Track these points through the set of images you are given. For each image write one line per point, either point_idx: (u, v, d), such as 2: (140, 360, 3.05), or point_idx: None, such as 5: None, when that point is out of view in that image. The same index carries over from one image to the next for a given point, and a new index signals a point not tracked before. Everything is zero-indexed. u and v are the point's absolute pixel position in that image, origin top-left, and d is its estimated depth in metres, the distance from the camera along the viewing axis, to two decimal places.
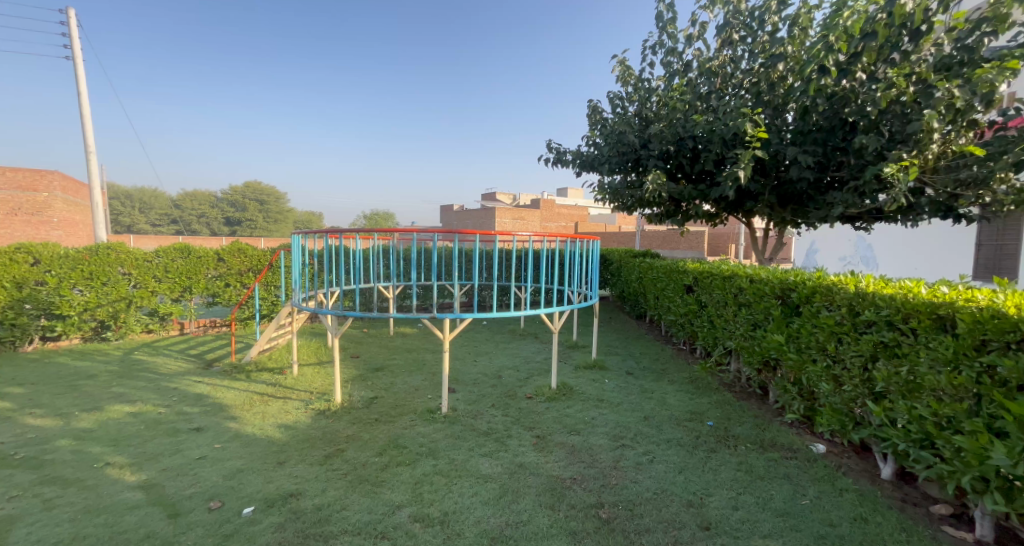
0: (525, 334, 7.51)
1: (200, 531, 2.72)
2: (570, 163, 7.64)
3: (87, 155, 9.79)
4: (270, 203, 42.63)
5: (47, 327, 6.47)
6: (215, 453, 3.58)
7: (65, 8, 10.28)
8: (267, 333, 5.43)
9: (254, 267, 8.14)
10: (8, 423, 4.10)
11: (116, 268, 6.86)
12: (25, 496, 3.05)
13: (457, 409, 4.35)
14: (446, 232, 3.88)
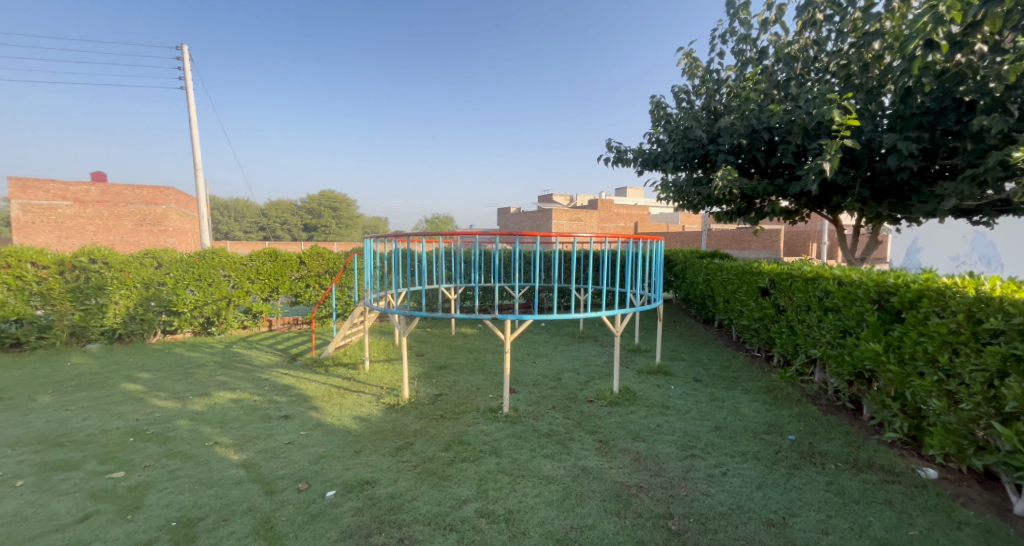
0: (587, 336, 7.41)
1: (291, 509, 3.00)
2: (632, 162, 7.42)
3: (196, 172, 11.20)
4: (342, 211, 46.26)
5: (168, 322, 7.53)
6: (301, 439, 3.93)
7: (179, 45, 11.78)
8: (342, 331, 5.85)
9: (331, 269, 8.81)
10: (140, 403, 4.81)
11: (217, 270, 7.79)
12: (156, 467, 3.55)
13: (518, 409, 4.40)
14: (506, 234, 3.91)
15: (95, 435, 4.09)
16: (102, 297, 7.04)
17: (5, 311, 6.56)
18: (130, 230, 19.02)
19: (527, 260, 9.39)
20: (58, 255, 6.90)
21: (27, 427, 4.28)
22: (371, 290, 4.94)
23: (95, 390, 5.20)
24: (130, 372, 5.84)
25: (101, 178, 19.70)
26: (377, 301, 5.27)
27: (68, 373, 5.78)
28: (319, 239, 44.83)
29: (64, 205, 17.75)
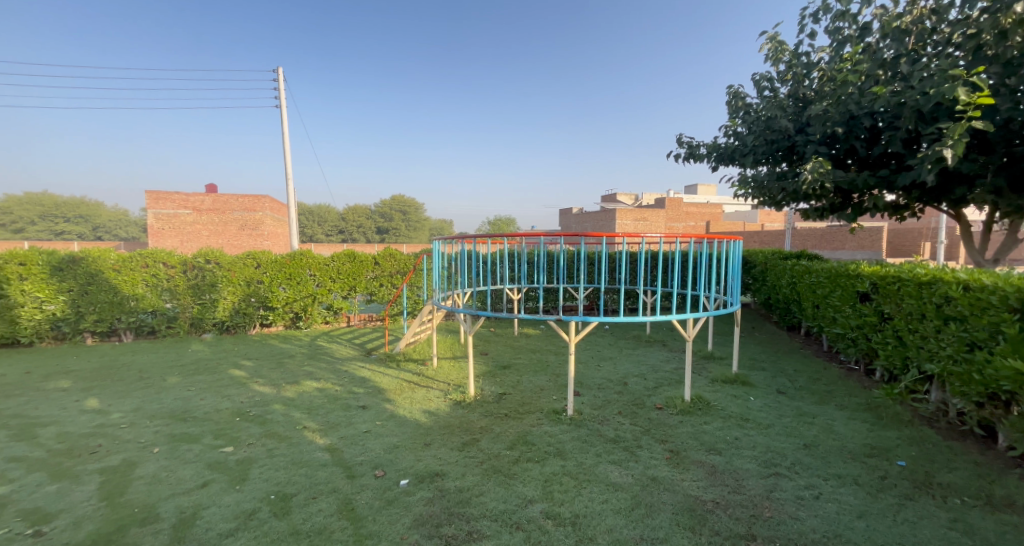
0: (654, 340, 7.11)
1: (370, 493, 3.20)
2: (706, 157, 6.98)
3: (287, 182, 12.38)
4: (411, 213, 48.44)
5: (265, 316, 8.39)
6: (377, 428, 4.19)
7: (275, 69, 13.14)
8: (412, 328, 6.13)
9: (402, 269, 9.29)
10: (244, 387, 5.43)
11: (305, 270, 8.57)
12: (256, 445, 3.98)
13: (583, 412, 4.34)
14: (571, 235, 3.84)
15: (209, 413, 4.67)
16: (214, 293, 8.04)
17: (144, 303, 7.72)
18: (233, 234, 21.27)
19: (594, 261, 9.27)
20: (181, 256, 7.99)
21: (158, 403, 5.01)
22: (439, 290, 5.17)
23: (208, 375, 5.94)
24: (236, 359, 6.60)
25: (214, 187, 22.37)
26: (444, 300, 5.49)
27: (190, 359, 6.67)
28: (400, 241, 47.33)
29: (185, 214, 20.46)
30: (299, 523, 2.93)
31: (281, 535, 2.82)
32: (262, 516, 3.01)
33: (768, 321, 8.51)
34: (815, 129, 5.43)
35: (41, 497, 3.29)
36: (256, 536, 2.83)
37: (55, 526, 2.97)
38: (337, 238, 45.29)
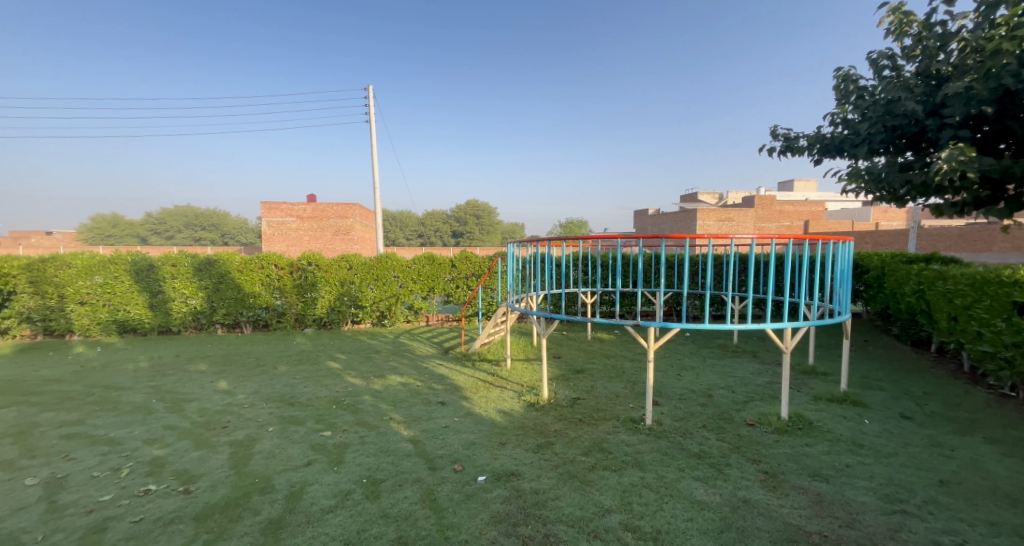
0: (743, 350, 6.63)
1: (450, 486, 3.31)
2: (807, 150, 6.38)
3: (375, 191, 13.26)
4: (487, 217, 49.08)
5: (355, 314, 9.03)
6: (455, 424, 4.32)
7: (367, 87, 14.19)
8: (488, 329, 6.26)
9: (477, 272, 9.42)
10: (338, 378, 5.88)
11: (389, 272, 9.09)
12: (350, 432, 4.28)
13: (663, 423, 4.15)
14: (650, 236, 3.59)
15: (311, 400, 5.12)
16: (314, 291, 8.81)
17: (261, 301, 8.61)
18: (329, 239, 23.12)
19: (675, 263, 8.87)
20: (290, 259, 8.82)
21: (272, 388, 5.58)
22: (513, 292, 5.23)
23: (310, 365, 6.51)
24: (331, 352, 7.18)
25: (314, 197, 24.54)
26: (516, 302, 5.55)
27: (295, 350, 7.36)
28: (476, 244, 48.17)
29: (291, 222, 22.74)
30: (388, 507, 3.09)
31: (373, 516, 3.00)
32: (356, 497, 3.22)
33: (884, 333, 7.55)
34: (954, 109, 4.78)
35: (188, 461, 3.82)
36: (351, 514, 3.03)
37: (198, 487, 3.42)
38: (417, 242, 47.52)
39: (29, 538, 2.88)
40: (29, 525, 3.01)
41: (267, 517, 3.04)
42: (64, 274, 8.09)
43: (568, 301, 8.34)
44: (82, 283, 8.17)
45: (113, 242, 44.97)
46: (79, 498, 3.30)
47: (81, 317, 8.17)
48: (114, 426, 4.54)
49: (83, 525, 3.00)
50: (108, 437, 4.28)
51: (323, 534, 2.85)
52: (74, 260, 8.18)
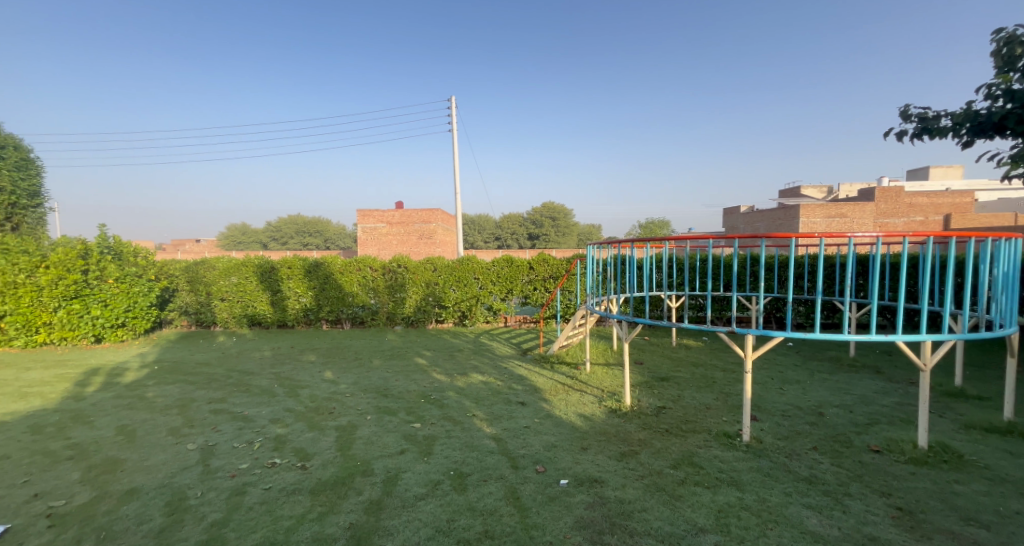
0: (858, 365, 5.94)
1: (532, 487, 3.30)
2: (954, 128, 5.51)
3: (456, 196, 13.77)
4: (562, 218, 48.73)
5: (438, 313, 9.42)
6: (536, 425, 4.32)
7: (450, 99, 14.87)
8: (565, 332, 6.16)
9: (555, 274, 9.31)
10: (425, 373, 6.15)
11: (470, 274, 9.34)
12: (437, 425, 4.44)
13: (763, 441, 3.83)
14: (750, 237, 3.28)
15: (402, 392, 5.39)
16: (403, 292, 9.34)
17: (357, 300, 9.29)
18: (414, 243, 24.25)
19: (770, 265, 8.22)
20: (383, 261, 9.43)
21: (369, 379, 5.97)
22: (591, 295, 5.18)
23: (399, 360, 6.88)
24: (418, 349, 7.52)
25: (400, 204, 25.79)
26: (597, 305, 5.49)
27: (387, 346, 7.83)
28: (553, 245, 48.05)
29: (379, 227, 24.24)
30: (474, 500, 3.16)
31: (459, 509, 3.08)
32: (445, 487, 3.33)
33: None
34: None
35: (304, 440, 4.20)
36: (441, 503, 3.14)
37: (313, 464, 3.75)
38: (494, 244, 48.45)
39: (191, 494, 3.35)
40: (190, 482, 3.51)
41: (369, 497, 3.24)
42: (211, 275, 9.31)
43: (652, 304, 8.07)
44: (222, 282, 9.31)
45: (239, 248, 51.26)
46: (225, 464, 3.78)
47: (222, 312, 9.36)
48: (248, 405, 5.14)
49: (227, 487, 3.42)
50: (244, 414, 4.86)
51: (417, 519, 2.97)
52: (218, 262, 9.37)
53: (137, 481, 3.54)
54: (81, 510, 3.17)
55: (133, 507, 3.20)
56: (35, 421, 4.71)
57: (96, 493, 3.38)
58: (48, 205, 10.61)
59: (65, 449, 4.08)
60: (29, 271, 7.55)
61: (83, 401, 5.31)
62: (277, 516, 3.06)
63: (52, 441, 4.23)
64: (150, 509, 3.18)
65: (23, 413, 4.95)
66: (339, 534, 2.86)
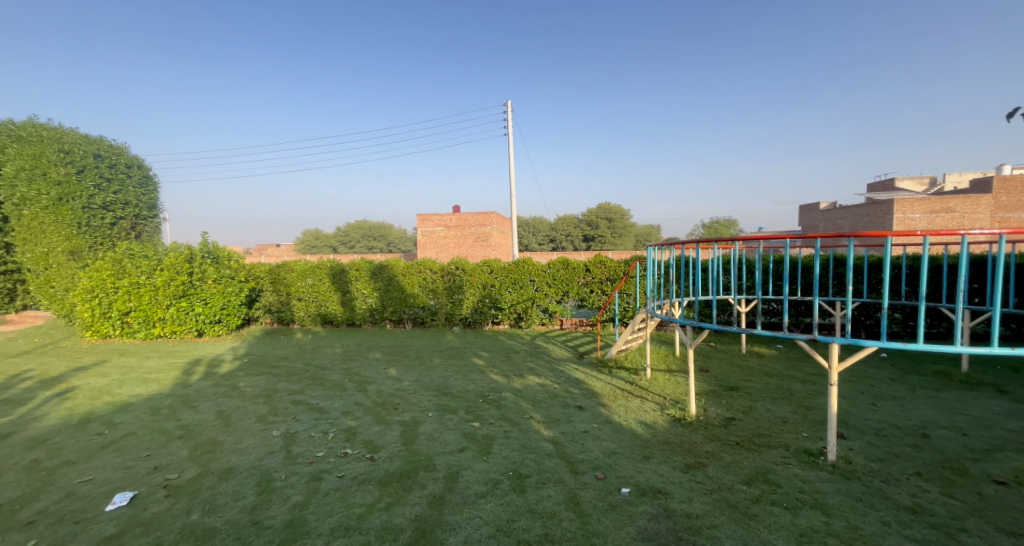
0: (963, 382, 5.32)
1: (592, 493, 3.22)
2: None
3: (513, 198, 13.89)
4: (618, 219, 47.75)
5: (495, 314, 9.51)
6: (595, 430, 4.23)
7: (509, 102, 15.03)
8: (624, 336, 5.99)
9: (613, 277, 9.05)
10: (483, 374, 6.22)
11: (526, 276, 9.34)
12: (495, 425, 4.47)
13: (853, 462, 3.51)
14: (837, 236, 3.03)
15: (462, 392, 5.49)
16: (461, 293, 9.52)
17: (418, 301, 9.58)
18: (470, 246, 24.68)
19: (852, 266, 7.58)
20: (442, 264, 9.66)
21: (430, 378, 6.12)
22: (653, 298, 5.01)
23: (458, 360, 7.00)
24: (476, 350, 7.64)
25: (458, 208, 26.24)
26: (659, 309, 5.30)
27: (447, 346, 8.01)
28: (610, 247, 47.12)
29: (437, 230, 24.91)
30: (533, 503, 3.13)
31: (519, 510, 3.06)
32: (505, 487, 3.33)
33: None
34: None
35: (372, 433, 4.37)
36: (501, 503, 3.14)
37: (380, 456, 3.89)
38: (549, 246, 48.29)
39: (277, 476, 3.59)
40: (276, 466, 3.75)
41: (432, 492, 3.31)
42: (290, 276, 9.96)
43: (720, 308, 7.71)
44: (299, 283, 9.94)
45: (311, 250, 54.68)
46: (305, 451, 4.02)
47: (299, 310, 10.00)
48: (324, 397, 5.44)
49: (306, 472, 3.63)
50: (320, 406, 5.15)
51: (478, 517, 2.99)
52: (296, 265, 9.99)
53: (232, 461, 3.84)
54: (189, 484, 3.50)
55: (230, 485, 3.47)
56: (153, 403, 5.29)
57: (201, 469, 3.73)
58: (163, 215, 11.83)
59: (176, 428, 4.54)
60: (148, 273, 8.53)
61: (189, 387, 5.87)
62: (350, 503, 3.19)
63: (166, 421, 4.73)
64: (243, 486, 3.45)
65: (143, 396, 5.57)
66: (405, 525, 2.93)
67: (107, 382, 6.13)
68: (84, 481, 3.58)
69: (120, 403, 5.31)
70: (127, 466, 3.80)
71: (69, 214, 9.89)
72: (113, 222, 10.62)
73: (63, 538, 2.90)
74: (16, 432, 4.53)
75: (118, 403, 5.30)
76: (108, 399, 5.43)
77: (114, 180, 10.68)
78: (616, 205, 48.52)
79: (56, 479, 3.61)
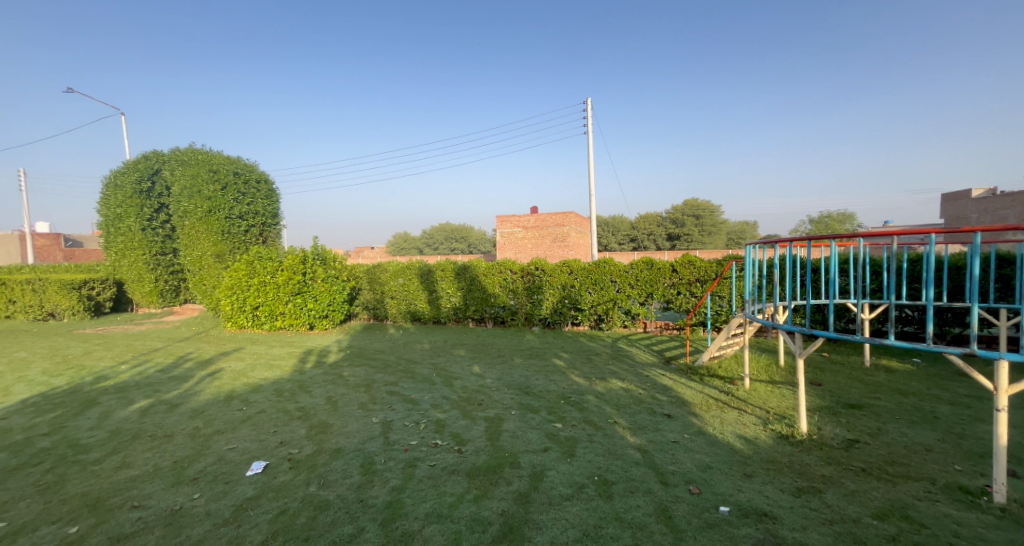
0: None
1: (686, 508, 3.02)
2: None
3: (594, 198, 13.71)
4: (707, 217, 45.14)
5: (575, 315, 9.37)
6: (686, 441, 3.98)
7: (589, 99, 14.90)
8: (717, 342, 5.59)
9: (703, 278, 8.47)
10: (565, 375, 6.14)
11: (606, 277, 9.09)
12: (578, 427, 4.37)
13: (1020, 504, 2.94)
14: (996, 231, 2.58)
15: (543, 392, 5.45)
16: (540, 294, 9.50)
17: (499, 301, 9.74)
18: (548, 246, 24.63)
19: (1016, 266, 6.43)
20: (522, 264, 9.71)
21: (512, 376, 6.17)
22: (751, 301, 4.65)
23: (538, 360, 6.99)
24: (556, 350, 7.58)
25: (536, 209, 26.31)
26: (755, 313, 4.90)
27: (527, 345, 8.03)
28: (697, 245, 44.61)
29: (516, 231, 25.25)
30: (621, 511, 3.01)
31: (606, 516, 2.95)
32: (590, 492, 3.24)
33: None
34: None
35: (459, 426, 4.48)
36: (587, 507, 3.05)
37: (468, 449, 3.97)
38: (630, 245, 46.78)
39: (377, 460, 3.80)
40: (376, 450, 3.98)
41: (517, 489, 3.30)
42: (384, 276, 10.62)
43: (835, 314, 7.02)
44: (391, 283, 10.56)
45: (401, 252, 58.43)
46: (400, 438, 4.22)
47: (392, 308, 10.62)
48: (415, 389, 5.69)
49: (402, 459, 3.80)
50: (412, 397, 5.39)
51: (564, 519, 2.94)
52: (389, 265, 10.62)
53: (339, 443, 4.14)
54: (307, 459, 3.83)
55: (340, 463, 3.74)
56: (278, 386, 5.89)
57: (317, 447, 4.06)
58: (283, 222, 13.11)
59: (296, 409, 5.01)
60: (272, 273, 9.66)
61: (304, 374, 6.47)
62: (442, 492, 3.29)
63: (288, 403, 5.23)
64: (350, 466, 3.69)
65: (270, 379, 6.24)
66: (493, 519, 2.96)
67: (244, 365, 6.96)
68: (230, 448, 4.07)
69: (253, 384, 5.99)
70: (260, 438, 4.26)
71: (216, 224, 11.50)
72: (247, 229, 12.04)
73: (217, 494, 3.31)
74: (183, 403, 5.29)
75: (252, 384, 5.99)
76: (245, 380, 6.16)
77: (248, 195, 12.04)
78: (704, 201, 45.83)
79: (210, 444, 4.16)
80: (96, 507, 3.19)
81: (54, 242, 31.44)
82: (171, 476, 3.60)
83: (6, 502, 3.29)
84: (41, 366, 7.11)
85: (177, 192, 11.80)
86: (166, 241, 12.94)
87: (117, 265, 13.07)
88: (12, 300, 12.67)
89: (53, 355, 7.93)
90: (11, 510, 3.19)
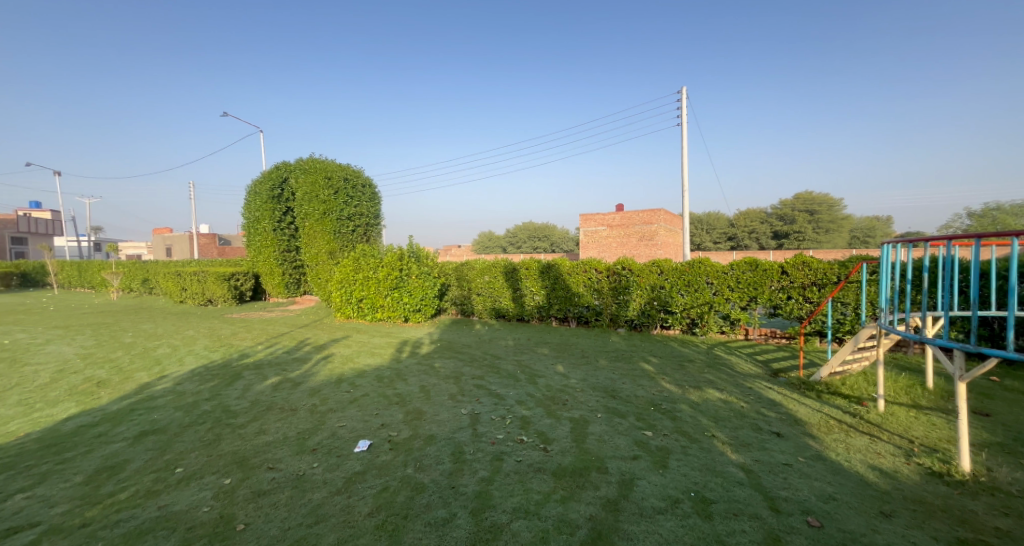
0: None
1: (805, 541, 2.67)
2: None
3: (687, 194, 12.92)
4: (822, 213, 40.58)
5: (665, 318, 8.88)
6: (800, 465, 3.54)
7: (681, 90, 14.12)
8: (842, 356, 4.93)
9: (818, 282, 7.55)
10: (654, 380, 5.82)
11: (702, 278, 8.47)
12: (670, 437, 4.10)
13: None
14: None
15: (631, 397, 5.21)
16: (627, 294, 9.15)
17: (584, 301, 9.54)
18: (635, 245, 23.76)
19: None
20: (608, 263, 9.38)
21: (596, 378, 5.99)
22: (889, 311, 4.03)
23: (625, 363, 6.72)
24: (645, 354, 7.23)
25: (621, 207, 25.28)
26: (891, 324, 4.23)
27: (613, 347, 7.77)
28: (808, 245, 40.29)
29: (600, 230, 24.67)
30: (724, 534, 2.74)
31: (707, 537, 2.71)
32: (687, 508, 2.99)
33: None
34: None
35: (545, 425, 4.42)
36: (684, 524, 2.82)
37: (553, 448, 3.90)
38: (728, 245, 43.49)
39: (466, 450, 3.87)
40: (465, 440, 4.05)
41: (606, 495, 3.16)
42: (471, 272, 10.93)
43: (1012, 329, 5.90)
44: (478, 280, 10.84)
45: (489, 251, 60.22)
46: (487, 431, 4.26)
47: (478, 304, 10.90)
48: (501, 384, 5.76)
49: (490, 451, 3.83)
50: (498, 392, 5.45)
51: (657, 533, 2.74)
52: (476, 263, 10.91)
53: (432, 430, 4.29)
54: (405, 443, 4.01)
55: (433, 449, 3.87)
56: (378, 372, 6.29)
57: (413, 432, 4.25)
58: (383, 222, 14.07)
59: (394, 395, 5.30)
60: (374, 269, 10.40)
61: (400, 363, 6.85)
62: (529, 489, 3.25)
63: (388, 389, 5.55)
64: (442, 453, 3.80)
65: (371, 366, 6.68)
66: (581, 522, 2.85)
67: (350, 352, 7.55)
68: (341, 425, 4.41)
69: (358, 369, 6.46)
70: (365, 419, 4.56)
71: (328, 224, 12.65)
72: (354, 228, 13.08)
73: (331, 466, 3.59)
74: (304, 381, 5.85)
75: (357, 369, 6.46)
76: (352, 365, 6.66)
77: (354, 197, 13.07)
78: (819, 196, 41.28)
79: (325, 420, 4.53)
80: (243, 464, 3.61)
81: (212, 240, 36.86)
82: (295, 445, 3.97)
83: (180, 451, 3.86)
84: (202, 342, 8.33)
85: (300, 196, 13.12)
86: (292, 239, 14.46)
87: (255, 260, 14.92)
88: (182, 287, 14.99)
89: (211, 334, 9.27)
90: (184, 459, 3.73)
